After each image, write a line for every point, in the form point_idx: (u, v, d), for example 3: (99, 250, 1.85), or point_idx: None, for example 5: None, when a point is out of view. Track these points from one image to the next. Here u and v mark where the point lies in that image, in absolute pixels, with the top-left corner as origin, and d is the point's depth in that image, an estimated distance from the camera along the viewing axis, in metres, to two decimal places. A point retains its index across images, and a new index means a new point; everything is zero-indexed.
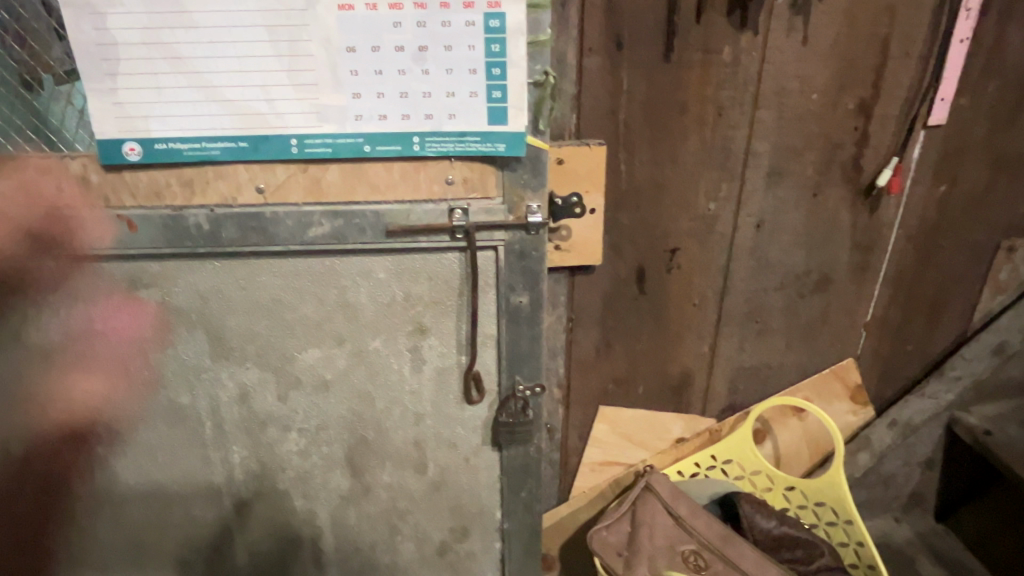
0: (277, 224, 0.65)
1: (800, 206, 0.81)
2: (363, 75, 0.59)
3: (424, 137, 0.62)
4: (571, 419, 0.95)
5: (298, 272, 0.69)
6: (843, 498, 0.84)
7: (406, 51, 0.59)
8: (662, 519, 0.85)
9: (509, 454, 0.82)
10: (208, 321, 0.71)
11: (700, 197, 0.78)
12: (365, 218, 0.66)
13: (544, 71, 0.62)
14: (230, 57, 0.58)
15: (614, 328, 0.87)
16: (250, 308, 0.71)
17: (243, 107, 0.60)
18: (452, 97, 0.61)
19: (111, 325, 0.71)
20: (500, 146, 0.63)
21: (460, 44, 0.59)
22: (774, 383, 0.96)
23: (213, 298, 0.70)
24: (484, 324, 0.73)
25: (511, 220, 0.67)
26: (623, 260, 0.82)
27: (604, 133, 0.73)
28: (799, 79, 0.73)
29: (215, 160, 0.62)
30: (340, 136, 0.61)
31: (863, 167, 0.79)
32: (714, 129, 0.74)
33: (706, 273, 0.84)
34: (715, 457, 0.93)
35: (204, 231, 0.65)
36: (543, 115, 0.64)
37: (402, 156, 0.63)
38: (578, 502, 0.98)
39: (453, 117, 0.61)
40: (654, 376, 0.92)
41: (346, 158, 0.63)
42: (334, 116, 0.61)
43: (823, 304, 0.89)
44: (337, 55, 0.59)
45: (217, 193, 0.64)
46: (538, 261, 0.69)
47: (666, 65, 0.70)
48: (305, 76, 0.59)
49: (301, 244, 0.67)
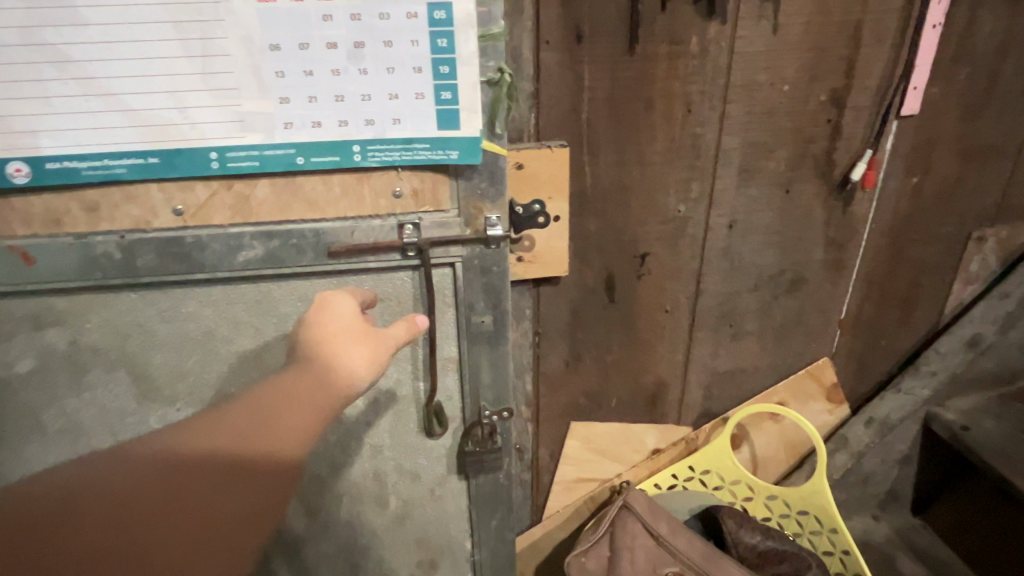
0: (201, 248, 0.57)
1: (772, 204, 0.77)
2: (292, 77, 0.52)
3: (365, 145, 0.55)
4: (542, 437, 0.89)
5: (230, 300, 0.61)
6: (827, 505, 0.81)
7: (340, 49, 0.51)
8: (642, 540, 0.80)
9: (477, 482, 0.76)
10: (129, 359, 0.63)
11: (669, 198, 0.73)
12: (303, 238, 0.58)
13: (498, 68, 0.54)
14: (132, 58, 0.50)
15: (584, 340, 0.82)
16: (177, 343, 0.63)
17: (151, 118, 0.52)
18: (395, 99, 0.54)
19: (13, 370, 0.61)
20: (452, 153, 0.56)
21: (401, 40, 0.52)
22: (749, 387, 0.92)
23: (133, 335, 0.62)
24: (444, 346, 0.67)
25: (468, 234, 0.60)
26: (590, 267, 0.76)
27: (566, 134, 0.67)
28: (769, 71, 0.68)
29: (121, 179, 0.54)
30: (267, 148, 0.54)
31: (836, 162, 0.75)
32: (683, 126, 0.69)
33: (679, 278, 0.80)
34: (693, 468, 0.89)
35: (116, 261, 0.57)
36: (499, 118, 0.56)
37: (341, 167, 0.56)
38: (552, 523, 0.92)
39: (398, 122, 0.54)
40: (627, 388, 0.87)
41: (277, 172, 0.55)
42: (260, 125, 0.53)
43: (798, 303, 0.86)
44: (260, 55, 0.51)
45: (128, 218, 0.56)
46: (500, 277, 0.63)
47: (630, 58, 0.65)
48: (223, 80, 0.51)
49: (231, 270, 0.59)
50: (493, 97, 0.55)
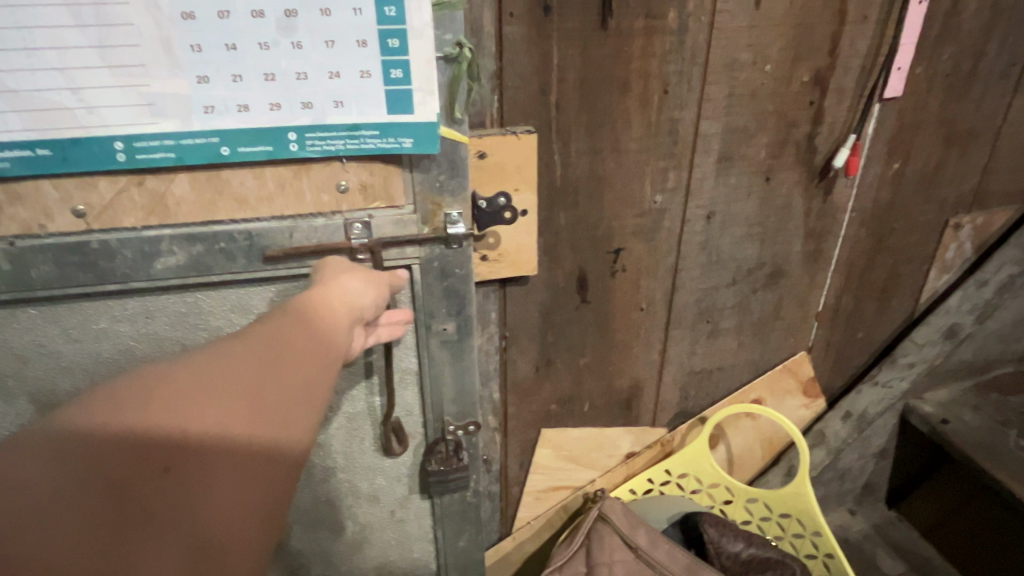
0: (111, 256, 0.49)
1: (753, 193, 0.72)
2: (210, 53, 0.44)
3: (303, 132, 0.47)
4: (510, 447, 0.83)
5: (149, 314, 0.53)
6: (810, 508, 0.77)
7: (268, 18, 0.43)
8: (620, 555, 0.75)
9: (443, 502, 0.69)
10: (30, 384, 0.54)
11: (645, 189, 0.68)
12: (233, 241, 0.50)
13: (457, 42, 0.48)
14: (5, 23, 0.41)
15: (555, 344, 0.76)
16: (87, 364, 0.54)
17: (38, 101, 0.43)
18: (337, 78, 0.46)
19: None
20: (407, 143, 0.49)
21: (341, 7, 0.44)
22: (726, 385, 0.88)
23: (33, 358, 0.53)
24: (401, 358, 0.60)
25: (427, 232, 0.54)
26: (561, 266, 0.70)
27: (534, 119, 0.61)
28: (751, 49, 0.63)
29: (3, 176, 0.45)
30: (184, 136, 0.45)
31: (817, 148, 0.71)
32: (660, 110, 0.63)
33: (655, 275, 0.74)
34: (669, 472, 0.85)
35: (4, 271, 0.48)
36: (460, 100, 0.50)
37: (275, 158, 0.48)
38: (524, 534, 0.87)
39: (341, 105, 0.47)
40: (600, 392, 0.82)
41: (197, 165, 0.47)
42: (174, 110, 0.45)
43: (776, 298, 0.82)
44: (169, 25, 0.42)
45: (15, 221, 0.47)
46: (463, 280, 0.57)
47: (603, 34, 0.58)
48: (125, 55, 0.43)
49: (149, 280, 0.51)
50: (451, 74, 0.49)
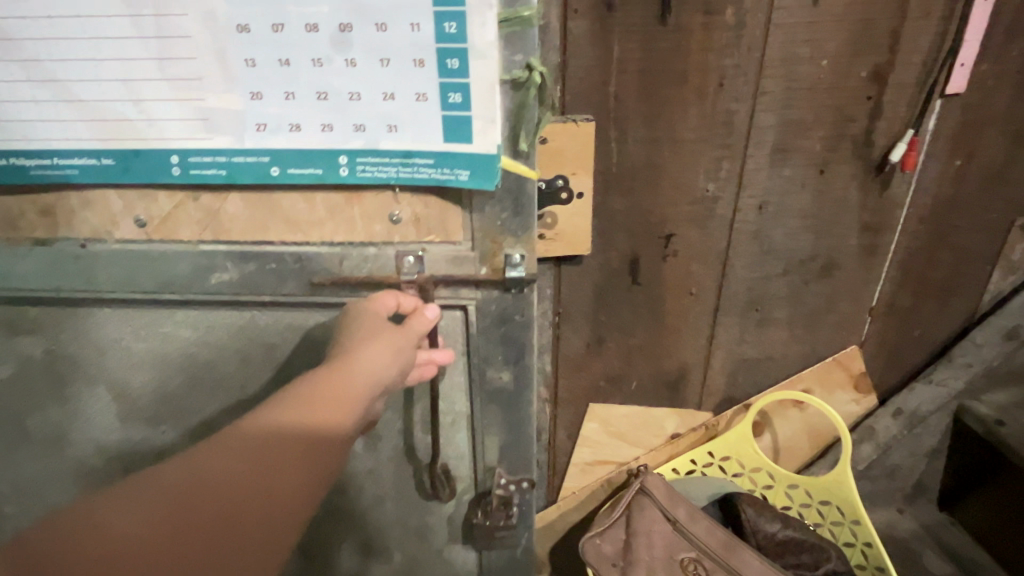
0: (173, 265, 0.57)
1: (808, 185, 0.74)
2: (266, 71, 0.49)
3: (355, 155, 0.51)
4: (560, 418, 0.89)
5: (210, 324, 0.62)
6: (850, 496, 0.79)
7: (322, 32, 0.47)
8: (659, 526, 0.78)
9: (489, 552, 0.74)
10: (107, 376, 0.65)
11: (698, 177, 0.71)
12: (285, 262, 0.57)
13: (529, 65, 0.49)
14: (78, 44, 0.49)
15: (606, 323, 0.80)
16: (157, 364, 0.64)
17: (103, 112, 0.51)
18: (391, 100, 0.49)
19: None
20: (467, 177, 0.51)
21: (399, 22, 0.46)
22: (775, 375, 0.90)
23: (109, 351, 0.64)
24: (449, 406, 0.65)
25: (486, 272, 0.57)
26: (615, 248, 0.74)
27: (594, 109, 0.66)
28: (810, 44, 0.65)
29: (73, 180, 0.54)
30: (237, 150, 0.52)
31: (874, 142, 0.72)
32: (716, 103, 0.67)
33: (706, 262, 0.77)
34: (712, 454, 0.88)
35: (80, 269, 0.58)
36: (527, 131, 0.52)
37: (325, 181, 0.53)
38: (568, 505, 0.91)
39: (394, 129, 0.50)
40: (649, 373, 0.86)
41: (248, 181, 0.53)
42: (227, 125, 0.51)
43: (829, 291, 0.83)
44: (227, 43, 0.48)
45: (86, 224, 0.57)
46: (521, 328, 0.60)
47: (663, 29, 0.62)
48: (183, 70, 0.49)
49: (206, 292, 0.59)
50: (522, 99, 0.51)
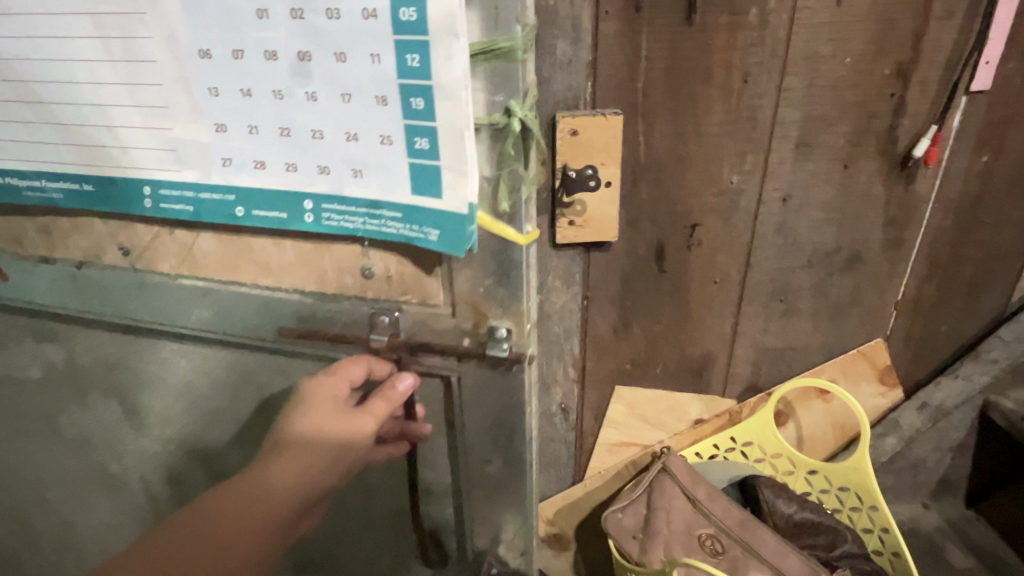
0: (158, 294, 0.67)
1: (831, 179, 0.77)
2: (230, 106, 0.53)
3: (320, 198, 0.55)
4: (587, 399, 0.93)
5: (200, 355, 0.71)
6: (869, 483, 0.81)
7: (282, 60, 0.50)
8: (679, 503, 0.82)
9: None
10: (118, 390, 0.76)
11: (723, 170, 0.74)
12: (260, 305, 0.65)
13: (507, 113, 0.51)
14: (63, 87, 0.57)
15: (633, 309, 0.84)
16: (158, 384, 0.75)
17: (87, 142, 0.59)
18: (353, 139, 0.52)
19: (30, 373, 0.79)
20: (433, 236, 0.54)
21: (356, 56, 0.48)
22: (799, 365, 0.92)
23: (114, 367, 0.75)
24: (437, 469, 0.72)
25: (470, 343, 0.61)
26: (641, 237, 0.78)
27: (623, 103, 0.70)
28: (832, 43, 0.68)
29: (65, 203, 0.63)
30: (207, 181, 0.57)
31: (898, 138, 0.74)
32: (740, 98, 0.70)
33: (731, 252, 0.81)
34: (735, 439, 0.91)
35: (81, 290, 0.69)
36: (506, 194, 0.54)
37: (290, 223, 0.57)
38: (594, 483, 0.96)
39: (359, 173, 0.53)
40: (673, 358, 0.89)
41: (219, 213, 0.59)
42: (196, 158, 0.56)
43: (854, 284, 0.85)
44: (192, 72, 0.52)
45: (80, 247, 0.67)
46: (503, 403, 0.65)
47: (688, 28, 0.66)
48: (152, 99, 0.55)
49: (191, 322, 0.68)
50: (504, 144, 0.52)
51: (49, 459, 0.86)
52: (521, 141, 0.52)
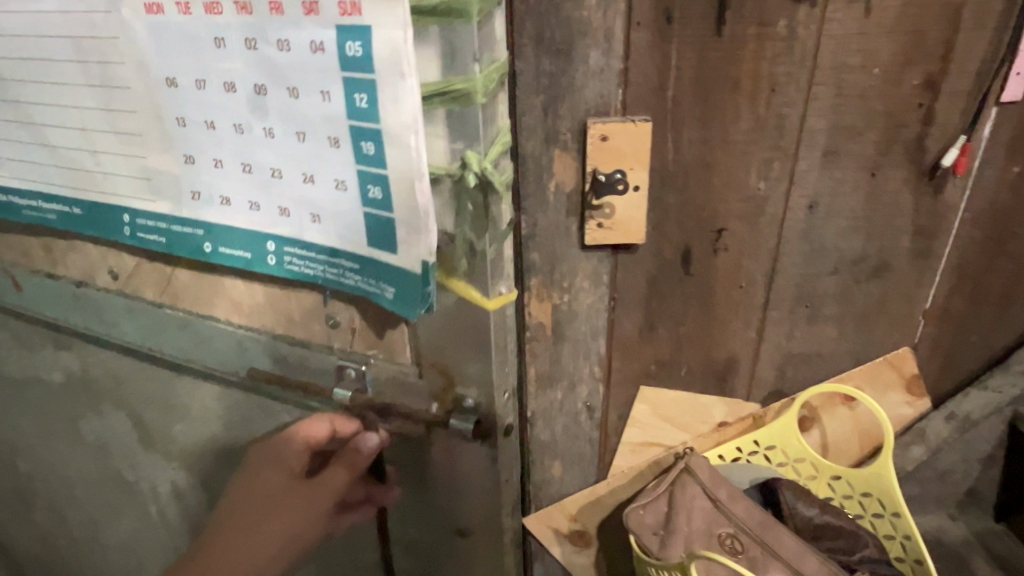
0: (169, 326, 0.82)
1: (859, 187, 0.78)
2: (202, 138, 0.64)
3: (284, 233, 0.66)
4: (612, 399, 0.94)
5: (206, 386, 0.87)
6: (891, 490, 0.82)
7: (242, 97, 0.59)
8: (700, 502, 0.83)
9: None
10: (149, 400, 0.94)
11: (750, 176, 0.76)
12: (249, 347, 0.79)
13: (461, 166, 0.58)
14: (84, 132, 0.71)
15: (658, 311, 0.86)
16: (178, 407, 0.92)
17: (104, 179, 0.73)
18: (308, 179, 0.61)
19: (82, 371, 0.97)
20: (373, 276, 0.63)
21: (302, 98, 0.57)
22: (825, 371, 0.93)
23: (139, 381, 0.92)
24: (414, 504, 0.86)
25: (437, 409, 0.74)
26: (668, 239, 0.80)
27: (652, 109, 0.72)
28: (861, 54, 0.70)
29: (89, 227, 0.77)
30: (193, 212, 0.69)
31: (927, 147, 0.75)
32: (768, 107, 0.72)
33: (757, 257, 0.82)
34: (758, 443, 0.92)
35: (111, 315, 0.86)
36: (465, 258, 0.64)
37: (258, 259, 0.68)
38: (617, 480, 0.99)
39: (316, 216, 0.63)
40: (698, 361, 0.91)
41: (201, 239, 0.70)
42: (182, 190, 0.68)
43: (881, 291, 0.86)
44: (176, 109, 0.63)
45: (110, 270, 0.82)
46: (466, 457, 0.77)
47: (717, 39, 0.68)
48: (148, 134, 0.67)
49: (196, 356, 0.84)
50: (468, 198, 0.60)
51: (110, 441, 1.02)
52: (481, 189, 0.59)
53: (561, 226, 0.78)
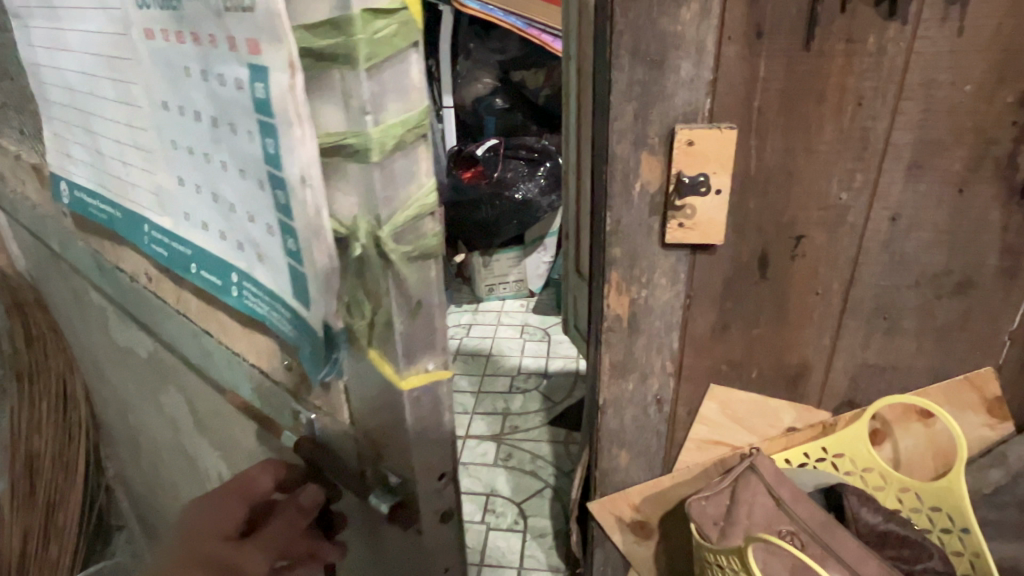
0: (188, 336, 0.80)
1: (944, 201, 0.79)
2: (184, 160, 0.59)
3: (243, 273, 0.60)
4: (681, 394, 0.98)
5: (219, 399, 0.84)
6: (962, 505, 0.82)
7: (205, 127, 0.53)
8: (762, 498, 0.86)
9: None
10: (186, 395, 0.95)
11: (832, 185, 0.79)
12: (236, 374, 0.73)
13: (353, 218, 0.50)
14: (111, 138, 0.70)
15: (732, 311, 0.90)
16: (202, 408, 0.91)
17: (129, 187, 0.72)
18: (254, 223, 0.54)
19: (147, 356, 1.00)
20: (302, 332, 0.55)
21: (240, 136, 0.50)
22: (900, 385, 0.94)
23: (178, 376, 0.93)
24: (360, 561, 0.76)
25: (370, 472, 0.63)
26: (746, 242, 0.84)
27: (738, 118, 0.77)
28: (951, 71, 0.72)
29: (128, 231, 0.77)
30: (184, 234, 0.66)
31: (1019, 165, 0.76)
32: (852, 120, 0.75)
33: (834, 265, 0.85)
34: (826, 450, 0.94)
35: (153, 314, 0.86)
36: (383, 337, 0.54)
37: (229, 291, 0.63)
38: (681, 476, 1.02)
39: (262, 260, 0.56)
40: (769, 363, 0.94)
41: (191, 259, 0.67)
42: (178, 210, 0.65)
43: (964, 307, 0.86)
44: (164, 127, 0.59)
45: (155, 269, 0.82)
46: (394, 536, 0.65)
47: (806, 54, 0.72)
48: (151, 150, 0.64)
49: (207, 369, 0.80)
50: (369, 268, 0.52)
51: (169, 418, 1.06)
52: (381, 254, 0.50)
53: (644, 224, 0.83)
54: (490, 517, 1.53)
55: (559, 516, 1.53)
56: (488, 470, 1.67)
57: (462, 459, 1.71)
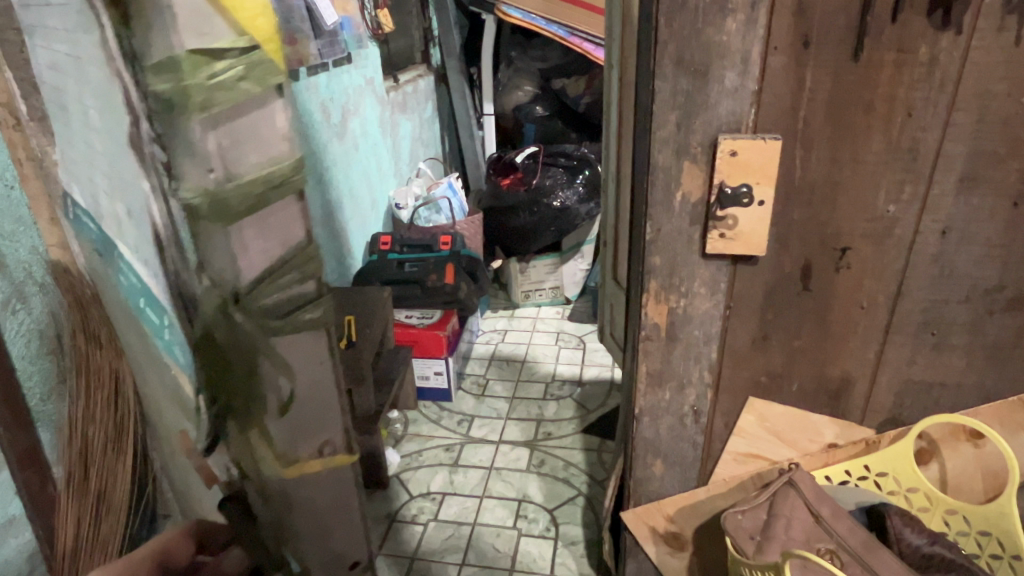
0: (136, 341, 1.01)
1: (997, 214, 0.77)
2: (121, 202, 0.80)
3: (161, 296, 0.83)
4: (719, 405, 0.97)
5: (165, 397, 1.01)
6: (1015, 530, 0.79)
7: (125, 179, 0.76)
8: (801, 514, 0.85)
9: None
10: (165, 412, 1.06)
11: (879, 197, 0.78)
12: (170, 376, 0.94)
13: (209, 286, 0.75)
14: (72, 165, 0.89)
15: (773, 323, 0.89)
16: (175, 422, 1.02)
17: (89, 205, 0.90)
18: (162, 259, 0.77)
19: (136, 370, 1.09)
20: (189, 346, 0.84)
21: (146, 196, 0.73)
22: (948, 402, 0.91)
23: (162, 394, 1.02)
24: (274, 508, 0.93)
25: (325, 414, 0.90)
26: (789, 253, 0.83)
27: (783, 128, 0.76)
28: (1008, 81, 0.70)
29: (91, 246, 0.95)
30: (127, 263, 0.88)
31: None
32: (902, 131, 0.74)
33: (880, 278, 0.83)
34: (868, 468, 0.92)
35: (113, 315, 1.03)
36: (234, 347, 0.80)
37: (157, 311, 0.87)
38: (717, 489, 1.01)
39: (167, 282, 0.79)
40: (811, 377, 0.92)
41: (134, 285, 0.89)
42: (119, 242, 0.87)
43: (1016, 324, 0.83)
44: (106, 173, 0.80)
45: (135, 293, 0.90)
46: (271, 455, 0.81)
47: (854, 64, 0.71)
48: (103, 188, 0.83)
49: (151, 368, 1.01)
50: (210, 321, 0.79)
51: (158, 430, 1.13)
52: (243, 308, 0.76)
53: (684, 234, 0.83)
54: (522, 523, 1.53)
55: (592, 525, 1.52)
56: (521, 476, 1.67)
57: (496, 464, 1.72)
